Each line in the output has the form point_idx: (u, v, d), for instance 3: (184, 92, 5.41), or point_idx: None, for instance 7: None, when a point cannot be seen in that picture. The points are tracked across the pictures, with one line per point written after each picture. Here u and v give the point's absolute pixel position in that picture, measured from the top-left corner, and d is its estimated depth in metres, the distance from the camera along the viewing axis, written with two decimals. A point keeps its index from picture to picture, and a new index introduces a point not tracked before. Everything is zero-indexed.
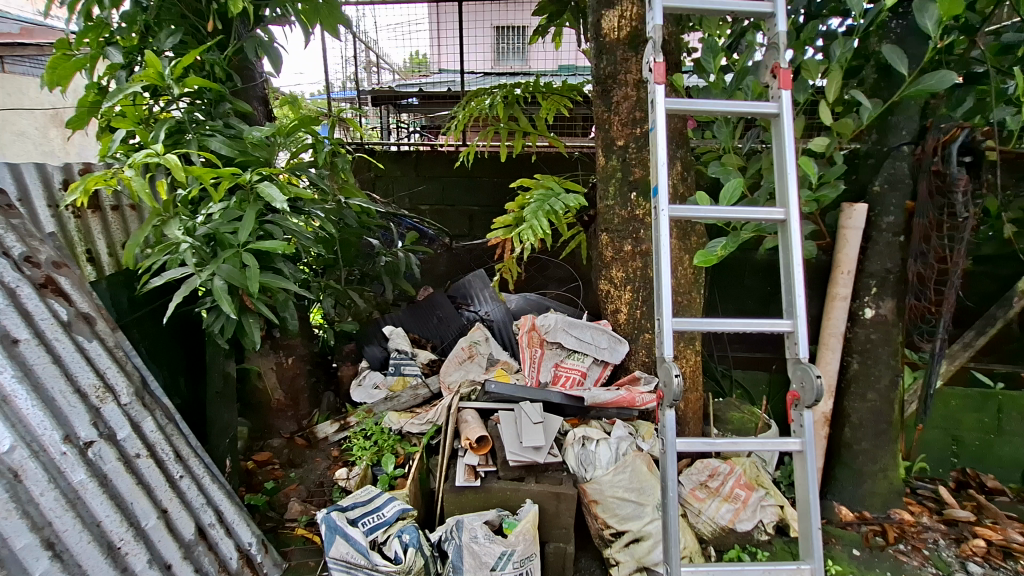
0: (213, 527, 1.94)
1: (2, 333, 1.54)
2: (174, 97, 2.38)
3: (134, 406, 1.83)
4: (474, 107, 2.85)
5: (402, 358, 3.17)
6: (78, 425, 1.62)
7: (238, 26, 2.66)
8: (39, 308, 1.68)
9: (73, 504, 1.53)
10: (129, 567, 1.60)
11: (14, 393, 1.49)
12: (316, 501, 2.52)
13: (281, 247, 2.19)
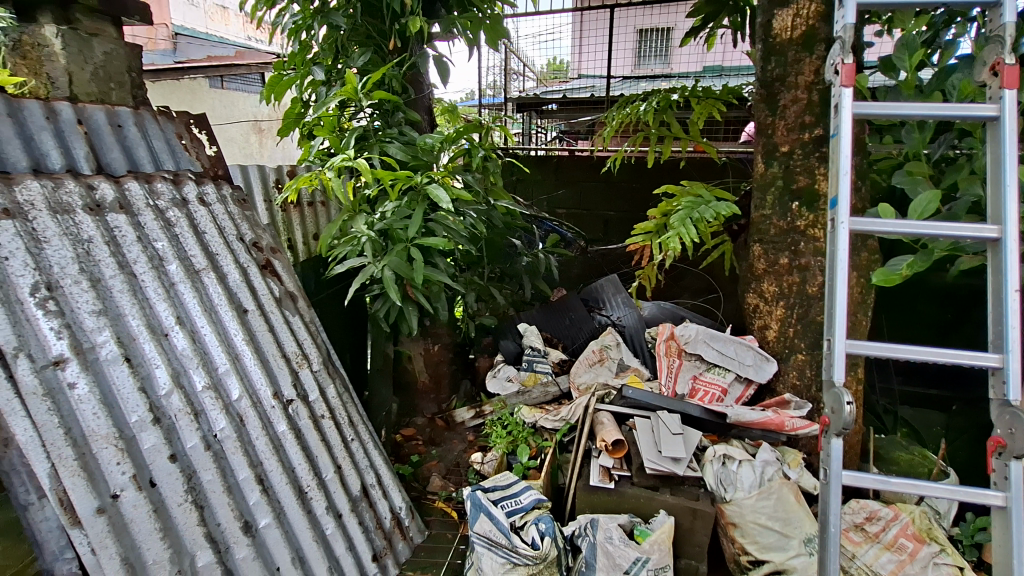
0: (374, 488, 2.19)
1: (237, 304, 1.86)
2: (361, 108, 2.75)
3: (321, 373, 2.13)
4: (626, 113, 2.87)
5: (535, 355, 3.30)
6: (283, 385, 1.93)
7: (413, 43, 2.95)
8: (261, 284, 1.99)
9: (277, 449, 1.83)
10: (312, 509, 1.88)
11: (243, 353, 1.81)
12: (454, 479, 2.72)
13: (442, 243, 2.41)
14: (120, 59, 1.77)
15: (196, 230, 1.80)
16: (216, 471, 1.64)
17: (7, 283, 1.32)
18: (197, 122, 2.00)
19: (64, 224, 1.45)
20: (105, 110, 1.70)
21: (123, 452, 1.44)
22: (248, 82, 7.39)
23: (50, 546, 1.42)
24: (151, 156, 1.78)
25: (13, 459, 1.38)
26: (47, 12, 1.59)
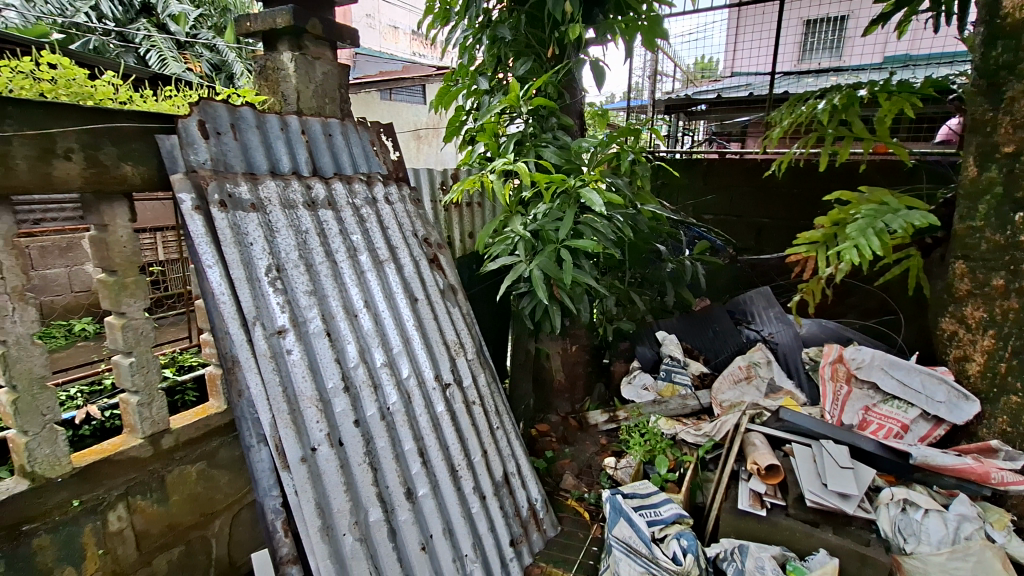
0: (514, 476, 2.29)
1: (410, 293, 2.07)
2: (522, 116, 2.89)
3: (474, 361, 2.29)
4: (798, 113, 2.64)
5: (674, 365, 3.20)
6: (443, 369, 2.11)
7: (570, 50, 3.02)
8: (429, 276, 2.20)
9: (436, 427, 2.00)
10: (461, 487, 2.03)
11: (413, 337, 2.01)
12: (586, 480, 2.73)
13: (592, 246, 2.43)
14: (334, 77, 2.06)
15: (381, 225, 2.05)
16: (388, 440, 1.85)
17: (250, 263, 1.60)
18: (386, 131, 2.26)
19: (290, 217, 1.73)
20: (321, 122, 1.98)
21: (321, 412, 1.68)
22: (409, 92, 8.15)
23: (262, 483, 1.69)
24: (351, 161, 2.05)
25: (242, 407, 1.67)
26: (286, 41, 1.89)
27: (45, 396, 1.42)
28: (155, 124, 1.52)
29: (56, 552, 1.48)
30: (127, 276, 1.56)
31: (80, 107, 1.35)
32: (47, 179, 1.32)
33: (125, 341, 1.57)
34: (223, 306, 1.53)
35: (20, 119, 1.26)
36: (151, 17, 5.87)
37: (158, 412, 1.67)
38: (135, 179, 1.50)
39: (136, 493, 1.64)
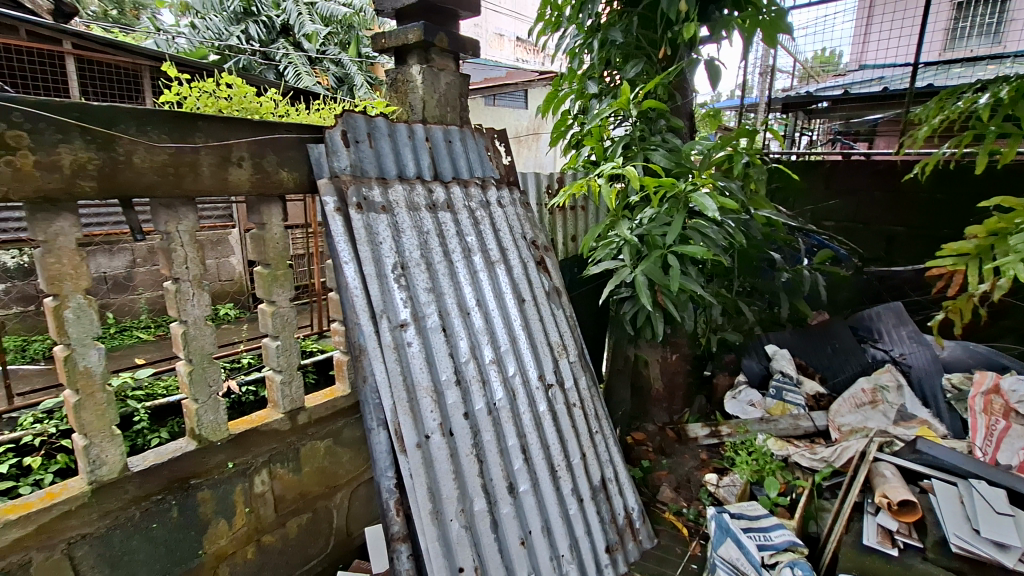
0: (611, 483, 2.27)
1: (519, 294, 2.14)
2: (631, 118, 2.85)
3: (576, 364, 2.31)
4: (950, 109, 2.35)
5: (785, 382, 2.99)
6: (547, 369, 2.15)
7: (683, 49, 2.93)
8: (536, 278, 2.26)
9: (538, 425, 2.05)
10: (560, 488, 2.05)
11: (520, 336, 2.07)
12: (685, 495, 2.61)
13: (702, 253, 2.34)
14: (456, 87, 2.17)
15: (494, 227, 2.13)
16: (493, 434, 1.92)
17: (380, 261, 1.74)
18: (500, 136, 2.33)
19: (414, 219, 1.86)
20: (442, 128, 2.10)
21: (435, 402, 1.79)
22: (512, 97, 8.33)
23: (379, 464, 1.84)
24: (468, 165, 2.16)
25: (367, 392, 1.82)
26: (415, 55, 2.03)
27: (211, 370, 1.64)
28: (307, 134, 1.69)
29: (215, 505, 1.68)
30: (278, 268, 1.74)
31: (251, 120, 1.52)
32: (224, 183, 1.49)
33: (274, 326, 1.78)
34: (356, 299, 1.68)
35: (207, 132, 1.43)
36: (289, 37, 6.54)
37: (296, 390, 1.86)
38: (289, 183, 1.66)
39: (277, 461, 1.83)
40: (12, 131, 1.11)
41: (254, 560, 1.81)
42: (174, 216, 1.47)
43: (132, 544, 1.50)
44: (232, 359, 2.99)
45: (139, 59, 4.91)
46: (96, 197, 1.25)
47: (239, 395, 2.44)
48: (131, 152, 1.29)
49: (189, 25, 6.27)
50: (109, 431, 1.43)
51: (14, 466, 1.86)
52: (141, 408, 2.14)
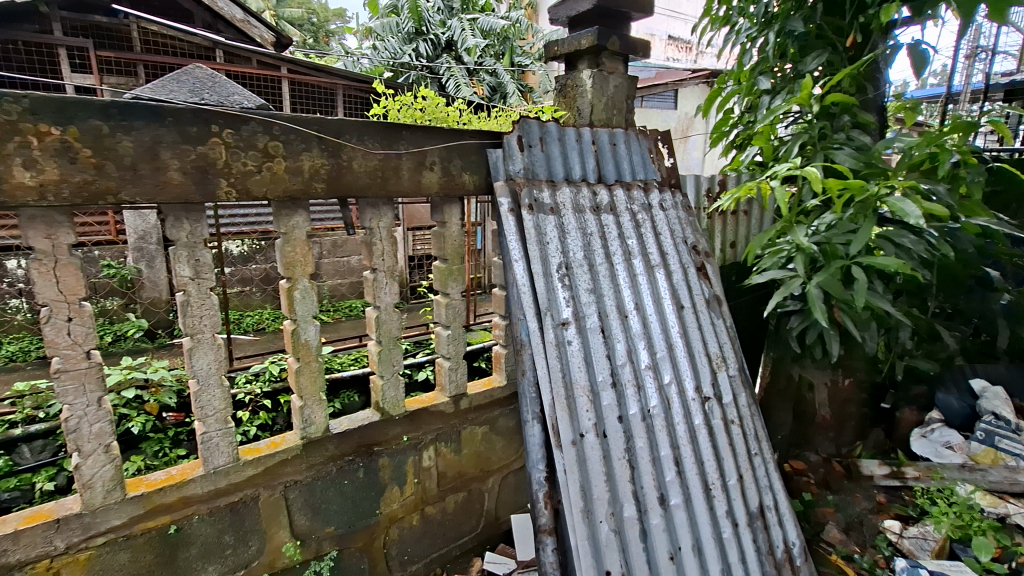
0: (770, 511, 2.06)
1: (678, 300, 2.07)
2: (809, 115, 2.60)
3: (736, 379, 2.15)
4: None
5: (998, 426, 2.50)
6: (704, 381, 2.05)
7: (878, 35, 2.58)
8: (697, 285, 2.16)
9: (692, 439, 1.94)
10: (713, 508, 1.91)
11: (677, 344, 2.00)
12: (856, 539, 2.29)
13: (897, 266, 2.03)
14: (624, 89, 2.17)
15: (655, 231, 2.09)
16: (646, 441, 1.87)
17: (547, 260, 1.80)
18: (663, 138, 2.27)
19: (580, 221, 1.90)
20: (609, 131, 2.11)
21: (591, 402, 1.80)
22: (661, 99, 8.09)
23: (532, 456, 1.91)
24: (631, 168, 2.15)
25: (526, 385, 1.90)
26: (585, 60, 2.08)
27: (396, 351, 1.84)
28: (487, 140, 1.82)
29: (391, 472, 1.88)
30: (454, 263, 1.89)
31: (443, 128, 1.67)
32: (419, 185, 1.66)
33: (446, 316, 1.94)
34: (523, 295, 1.77)
35: (409, 140, 1.60)
36: (452, 51, 7.11)
37: (461, 376, 2.00)
38: (470, 185, 1.80)
39: (442, 440, 2.00)
40: (272, 141, 1.35)
41: (418, 526, 1.99)
42: (377, 213, 1.67)
43: (329, 494, 1.74)
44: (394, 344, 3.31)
45: (335, 80, 5.76)
46: (325, 196, 1.47)
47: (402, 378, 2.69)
48: (351, 159, 1.49)
49: (371, 48, 7.14)
50: (319, 395, 1.68)
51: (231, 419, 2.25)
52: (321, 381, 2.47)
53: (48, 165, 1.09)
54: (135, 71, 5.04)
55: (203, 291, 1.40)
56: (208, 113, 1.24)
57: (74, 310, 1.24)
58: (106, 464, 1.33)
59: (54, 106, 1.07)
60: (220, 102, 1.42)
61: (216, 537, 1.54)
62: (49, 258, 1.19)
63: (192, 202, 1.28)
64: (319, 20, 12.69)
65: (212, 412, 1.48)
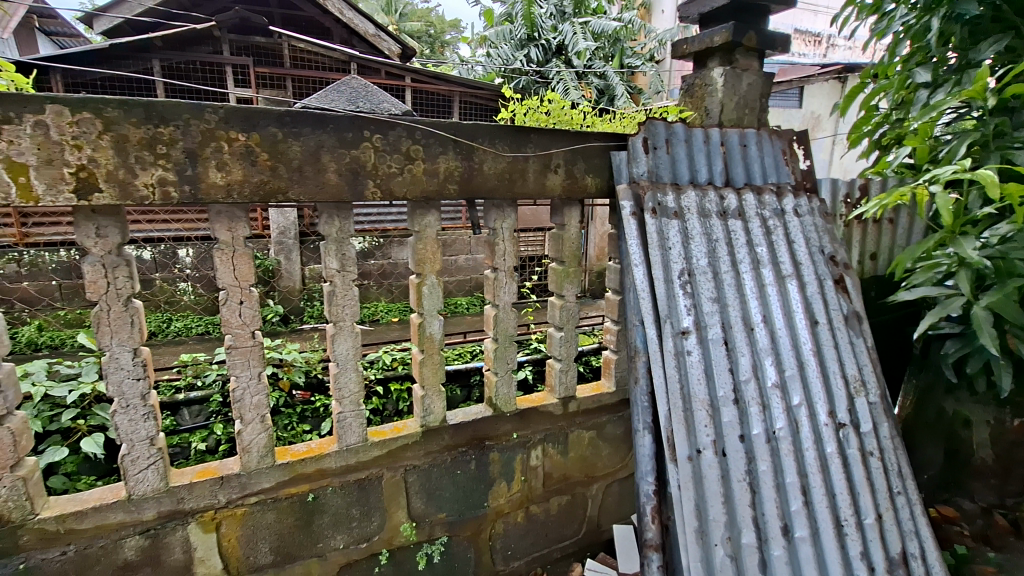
0: (916, 559, 1.71)
1: (811, 315, 1.88)
2: (980, 111, 2.27)
3: (878, 407, 1.87)
4: None
5: None
6: (839, 406, 1.81)
7: None
8: (834, 299, 1.95)
9: (823, 468, 1.71)
10: (846, 549, 1.63)
11: (808, 362, 1.81)
12: None
13: None
14: (757, 88, 2.03)
15: (788, 239, 1.94)
16: (770, 465, 1.68)
17: (668, 266, 1.74)
18: (799, 138, 2.10)
19: (705, 226, 1.81)
20: (739, 132, 2.00)
21: (710, 417, 1.68)
22: (783, 96, 7.53)
23: (641, 467, 1.85)
24: (762, 171, 2.01)
25: (639, 394, 1.86)
26: (716, 58, 1.99)
27: (510, 350, 1.87)
28: (611, 142, 1.80)
29: (500, 467, 1.92)
30: (571, 266, 1.90)
31: (570, 131, 1.68)
32: (543, 187, 1.69)
33: (560, 318, 1.94)
34: (643, 301, 1.72)
35: (536, 142, 1.63)
36: (562, 55, 7.18)
37: (571, 379, 2.00)
38: (592, 188, 1.80)
39: (550, 441, 2.01)
40: (414, 145, 1.44)
41: (523, 524, 2.02)
42: (501, 214, 1.71)
43: (443, 482, 1.82)
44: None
45: (452, 87, 6.06)
46: (457, 197, 1.54)
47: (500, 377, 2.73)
48: (483, 162, 1.55)
49: (485, 55, 7.42)
50: (438, 386, 1.76)
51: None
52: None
53: (235, 166, 1.25)
54: (283, 84, 5.67)
55: (347, 282, 1.53)
56: (362, 119, 1.35)
57: (245, 294, 1.40)
58: (261, 431, 1.50)
59: (242, 115, 1.22)
60: (371, 109, 1.55)
61: (346, 509, 1.67)
62: (229, 247, 1.35)
63: (344, 201, 1.41)
64: (435, 32, 13.47)
65: (347, 394, 1.61)
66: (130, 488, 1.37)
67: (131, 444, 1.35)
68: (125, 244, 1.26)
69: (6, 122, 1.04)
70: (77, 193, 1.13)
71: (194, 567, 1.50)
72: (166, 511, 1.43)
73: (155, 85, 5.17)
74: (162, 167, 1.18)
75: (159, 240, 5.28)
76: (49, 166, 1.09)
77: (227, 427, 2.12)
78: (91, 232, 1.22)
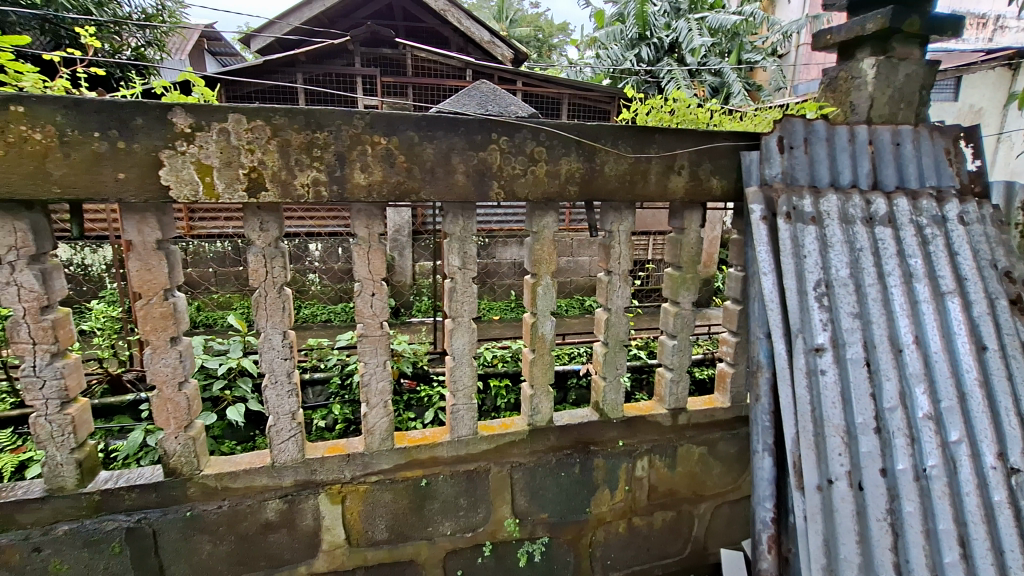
0: None
1: (977, 340, 1.59)
2: None
3: None
4: None
5: None
6: (1012, 450, 1.47)
7: None
8: (1008, 323, 1.63)
9: (988, 520, 1.38)
10: None
11: (972, 393, 1.51)
12: None
13: None
14: (916, 79, 1.81)
15: (950, 250, 1.68)
16: (918, 507, 1.41)
17: (803, 276, 1.59)
18: (967, 134, 1.83)
19: (848, 234, 1.64)
20: (890, 130, 1.79)
21: (845, 446, 1.48)
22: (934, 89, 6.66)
23: (759, 491, 1.72)
24: (918, 174, 1.78)
25: (759, 412, 1.73)
26: (868, 47, 1.80)
27: (620, 355, 1.83)
28: (742, 142, 1.70)
29: (605, 474, 1.89)
30: (689, 272, 1.81)
31: (697, 130, 1.61)
32: (664, 190, 1.63)
33: (674, 326, 1.86)
34: (771, 313, 1.60)
35: (661, 143, 1.57)
36: (675, 53, 6.96)
37: (682, 391, 1.91)
38: (717, 191, 1.71)
39: (657, 453, 1.94)
40: (538, 147, 1.46)
41: (625, 535, 1.97)
42: (619, 217, 1.68)
43: (546, 482, 1.83)
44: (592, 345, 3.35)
45: (562, 89, 6.10)
46: (577, 199, 1.54)
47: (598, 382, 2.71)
48: (605, 164, 1.53)
49: (594, 57, 7.39)
50: (547, 386, 1.77)
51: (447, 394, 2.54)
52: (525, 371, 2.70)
53: (377, 168, 1.34)
54: (405, 92, 6.06)
55: (467, 279, 1.58)
56: (491, 122, 1.39)
57: (377, 286, 1.50)
58: (384, 416, 1.61)
59: (385, 120, 1.31)
60: (500, 112, 1.60)
61: (455, 497, 1.74)
62: (366, 243, 1.46)
63: (470, 201, 1.46)
64: (543, 36, 13.69)
65: (461, 387, 1.67)
66: (274, 455, 1.53)
67: (277, 416, 1.51)
68: (281, 237, 1.41)
69: (199, 130, 1.20)
70: (248, 191, 1.28)
71: (321, 534, 1.64)
72: (301, 480, 1.58)
73: (298, 94, 5.76)
74: (316, 168, 1.30)
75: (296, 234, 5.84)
76: (228, 167, 1.24)
77: (343, 408, 2.37)
78: (257, 226, 1.38)
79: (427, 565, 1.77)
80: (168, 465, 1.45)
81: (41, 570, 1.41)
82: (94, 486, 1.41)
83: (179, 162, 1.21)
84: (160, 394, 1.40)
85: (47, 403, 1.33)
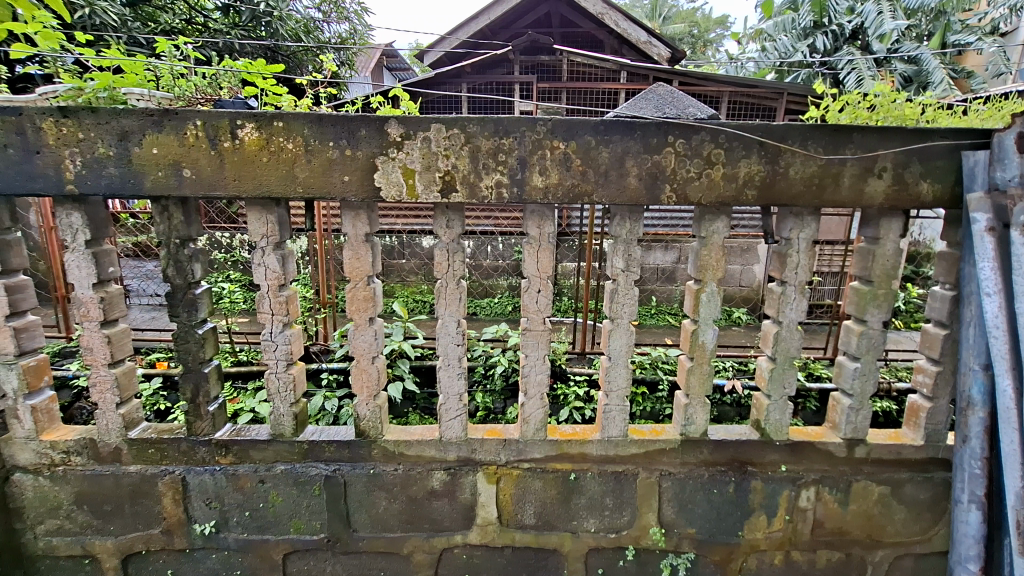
0: None
1: None
2: None
3: None
4: None
5: None
6: None
7: None
8: None
9: None
10: None
11: None
12: None
13: None
14: None
15: None
16: None
17: None
18: None
19: None
20: None
21: None
22: None
23: (961, 548, 1.56)
24: None
25: (968, 457, 1.51)
26: None
27: (789, 373, 1.68)
28: (965, 140, 1.45)
29: (762, 499, 1.76)
30: (881, 287, 1.60)
31: (907, 128, 1.42)
32: (859, 195, 1.47)
33: (858, 347, 1.66)
34: (994, 343, 1.36)
35: (859, 143, 1.43)
36: (858, 40, 6.21)
37: (862, 420, 1.70)
38: (927, 197, 1.49)
39: (826, 485, 1.75)
40: (716, 149, 1.41)
41: (780, 567, 1.82)
42: (799, 224, 1.56)
43: (697, 497, 1.76)
44: (741, 360, 3.14)
45: (721, 87, 5.78)
46: (754, 204, 1.46)
47: (743, 399, 2.58)
48: (790, 166, 1.43)
49: (759, 50, 6.88)
50: (704, 398, 1.71)
51: (582, 393, 2.61)
52: (664, 380, 2.66)
53: (554, 171, 1.42)
54: (558, 96, 6.24)
55: (629, 282, 1.59)
56: (668, 125, 1.38)
57: (543, 284, 1.58)
58: (539, 407, 1.69)
59: (565, 126, 1.37)
60: (677, 114, 1.59)
61: (601, 496, 1.76)
62: (537, 242, 1.54)
63: (641, 204, 1.47)
64: (699, 31, 13.11)
65: (615, 388, 1.68)
66: (442, 431, 1.70)
67: (447, 396, 1.67)
68: (462, 234, 1.55)
69: (407, 138, 1.38)
70: (442, 192, 1.43)
71: (477, 509, 1.77)
72: (463, 457, 1.73)
73: (462, 103, 6.28)
74: (500, 171, 1.41)
75: (484, 228, 6.09)
76: (427, 171, 1.41)
77: (485, 398, 2.59)
78: (443, 223, 1.53)
79: (569, 557, 1.82)
80: (360, 427, 1.69)
81: (264, 498, 1.73)
82: (304, 436, 1.70)
83: (390, 167, 1.40)
84: (358, 365, 1.64)
85: (278, 363, 1.63)
